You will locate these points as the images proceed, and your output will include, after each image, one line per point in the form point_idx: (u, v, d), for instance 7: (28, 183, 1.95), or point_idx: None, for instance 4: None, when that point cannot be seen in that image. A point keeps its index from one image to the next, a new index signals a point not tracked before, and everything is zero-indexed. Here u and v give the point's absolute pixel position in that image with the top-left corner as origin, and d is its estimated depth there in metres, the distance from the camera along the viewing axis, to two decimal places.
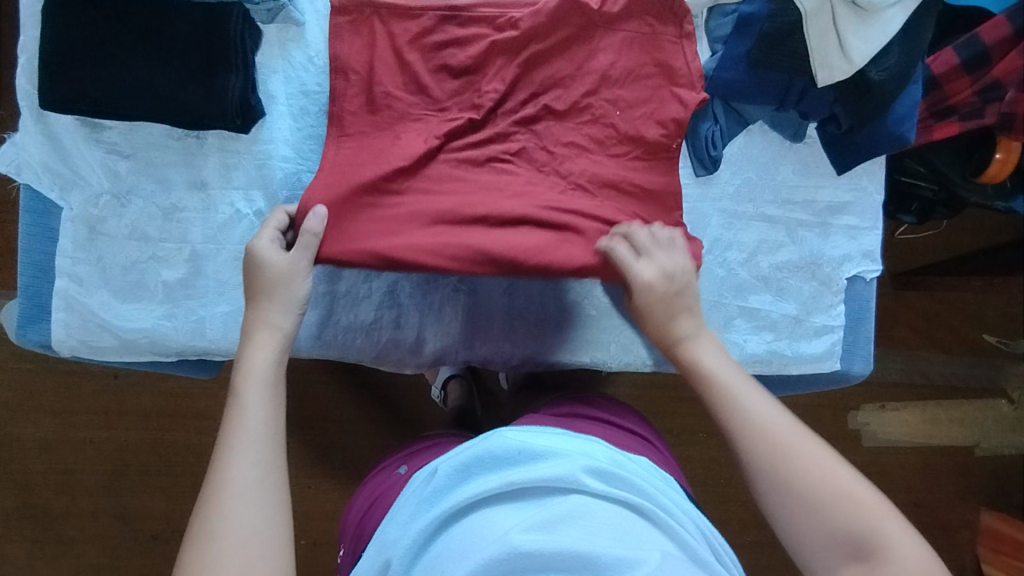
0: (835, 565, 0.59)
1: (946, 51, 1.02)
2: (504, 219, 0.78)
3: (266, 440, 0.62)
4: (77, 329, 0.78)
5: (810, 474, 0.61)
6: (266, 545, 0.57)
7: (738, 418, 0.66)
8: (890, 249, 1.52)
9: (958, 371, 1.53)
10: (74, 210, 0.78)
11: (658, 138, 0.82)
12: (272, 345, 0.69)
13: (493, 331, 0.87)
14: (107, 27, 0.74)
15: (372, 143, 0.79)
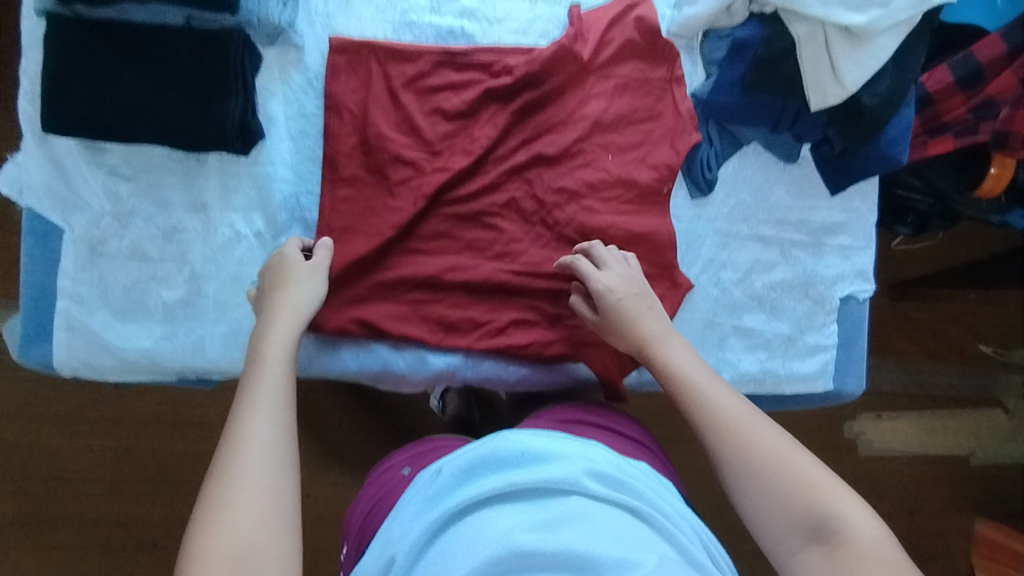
0: (796, 548, 0.60)
1: (941, 68, 1.06)
2: (487, 275, 0.86)
3: (281, 406, 0.65)
4: (77, 349, 0.79)
5: (769, 459, 0.64)
6: (277, 501, 0.58)
7: (706, 413, 0.70)
8: (885, 259, 1.53)
9: (953, 382, 1.54)
10: (76, 232, 0.79)
11: (650, 182, 0.89)
12: (293, 323, 0.74)
13: (496, 352, 0.88)
14: (111, 54, 0.75)
15: (363, 190, 0.85)
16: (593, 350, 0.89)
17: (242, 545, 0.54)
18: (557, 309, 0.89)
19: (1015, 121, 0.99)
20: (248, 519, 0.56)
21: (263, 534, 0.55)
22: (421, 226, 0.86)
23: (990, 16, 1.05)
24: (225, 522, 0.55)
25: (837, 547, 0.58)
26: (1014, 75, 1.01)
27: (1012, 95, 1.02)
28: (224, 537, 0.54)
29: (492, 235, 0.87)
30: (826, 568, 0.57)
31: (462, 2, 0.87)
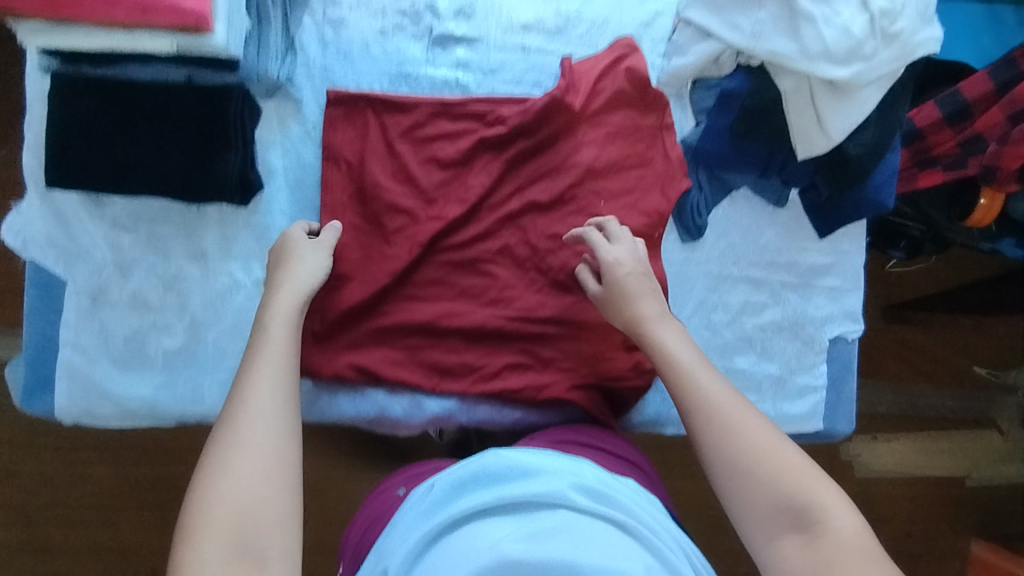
0: (774, 533, 0.62)
1: (929, 104, 1.09)
2: (481, 321, 0.88)
3: (283, 378, 0.67)
4: (79, 397, 0.81)
5: (756, 447, 0.65)
6: (276, 472, 0.60)
7: (695, 398, 0.69)
8: (878, 282, 1.53)
9: (948, 403, 1.55)
10: (78, 283, 0.81)
11: (642, 227, 0.89)
12: (297, 292, 0.74)
13: (491, 397, 0.89)
14: (113, 111, 0.77)
15: (359, 239, 0.86)
16: (586, 391, 0.90)
17: (241, 512, 0.57)
18: (550, 353, 0.90)
19: (1004, 156, 1.00)
20: (248, 487, 0.58)
21: (262, 503, 0.58)
22: (416, 273, 0.88)
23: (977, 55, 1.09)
24: (229, 484, 0.58)
25: (818, 537, 0.60)
26: (1002, 111, 1.02)
27: (998, 132, 1.04)
28: (225, 504, 0.57)
29: (486, 281, 0.89)
30: (805, 555, 0.60)
31: (456, 53, 0.89)
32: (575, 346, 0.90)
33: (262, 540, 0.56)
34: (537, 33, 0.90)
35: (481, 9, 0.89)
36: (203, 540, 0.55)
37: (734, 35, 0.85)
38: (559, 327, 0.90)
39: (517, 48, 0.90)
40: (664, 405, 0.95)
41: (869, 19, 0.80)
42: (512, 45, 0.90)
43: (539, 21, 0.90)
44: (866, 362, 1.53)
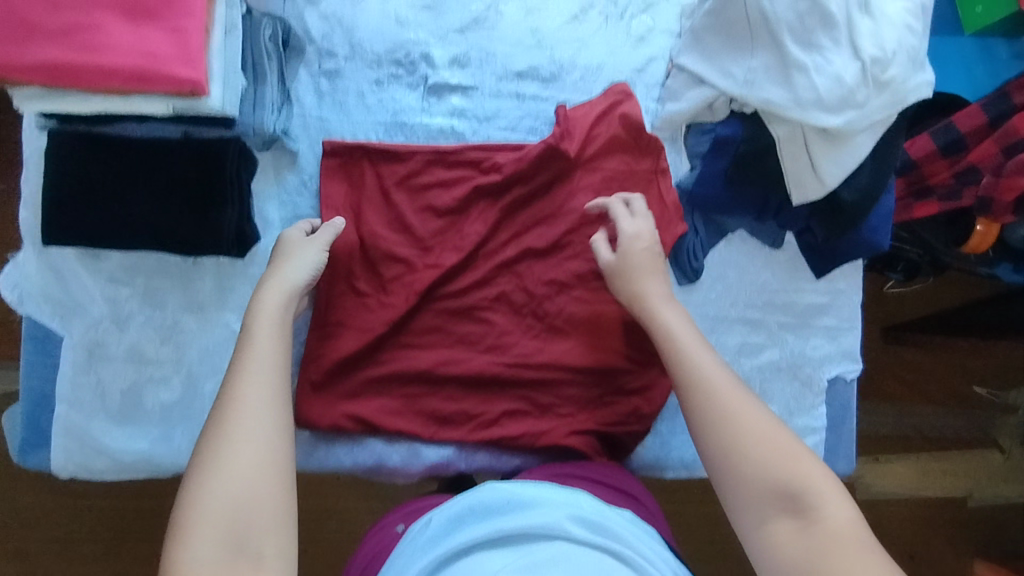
0: (767, 515, 0.61)
1: (923, 136, 1.08)
2: (478, 369, 0.87)
3: (274, 376, 0.66)
4: (75, 453, 0.81)
5: (751, 429, 0.65)
6: (269, 470, 0.60)
7: (695, 382, 0.69)
8: (877, 303, 1.53)
9: (950, 424, 1.55)
10: (75, 338, 0.81)
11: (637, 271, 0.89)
12: (283, 293, 0.73)
13: (489, 444, 0.89)
14: (109, 168, 0.77)
15: (356, 287, 0.87)
16: (586, 436, 0.89)
17: (234, 510, 0.57)
18: (548, 399, 0.90)
19: (1000, 188, 0.99)
20: (242, 485, 0.58)
21: (256, 502, 0.58)
22: (412, 321, 0.88)
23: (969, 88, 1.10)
24: (220, 484, 0.58)
25: (812, 521, 0.58)
26: (995, 143, 1.01)
27: (994, 162, 1.03)
28: (216, 502, 0.56)
29: (483, 328, 0.89)
30: (798, 539, 0.58)
31: (451, 102, 0.89)
32: (572, 391, 0.90)
33: (256, 539, 0.56)
34: (532, 80, 0.91)
35: (475, 58, 0.90)
36: (195, 539, 0.55)
37: (727, 82, 0.85)
38: (556, 373, 0.89)
39: (512, 95, 0.90)
40: (663, 449, 0.94)
41: (860, 67, 0.80)
42: (507, 92, 0.90)
43: (533, 68, 0.91)
44: (867, 384, 1.52)
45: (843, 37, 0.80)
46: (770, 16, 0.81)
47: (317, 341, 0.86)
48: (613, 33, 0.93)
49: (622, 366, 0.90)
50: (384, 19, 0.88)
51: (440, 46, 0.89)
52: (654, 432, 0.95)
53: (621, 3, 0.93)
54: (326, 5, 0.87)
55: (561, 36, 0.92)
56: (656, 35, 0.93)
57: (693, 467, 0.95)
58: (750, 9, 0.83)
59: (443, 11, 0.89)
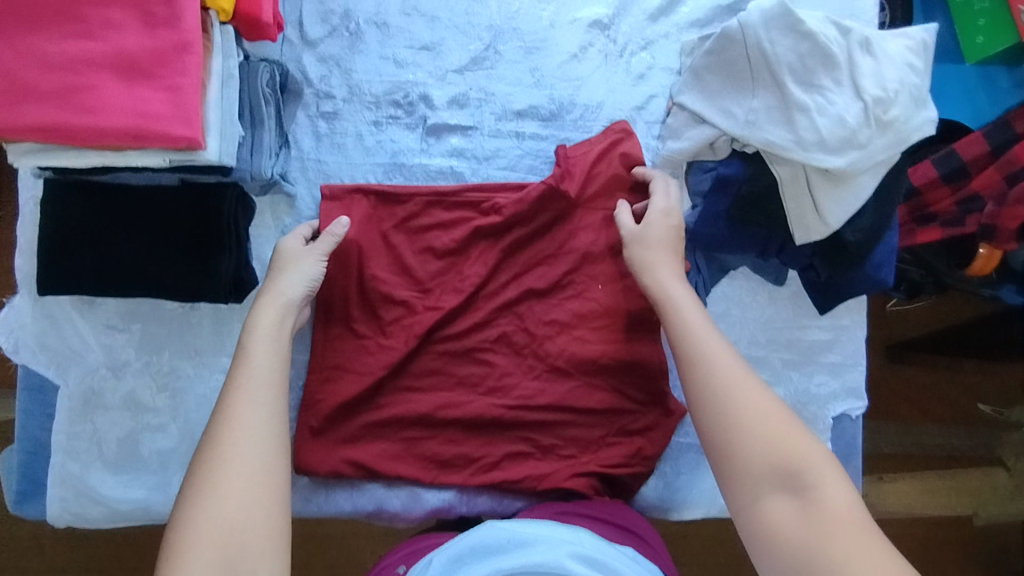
0: (764, 493, 0.60)
1: (925, 163, 1.07)
2: (479, 412, 0.86)
3: (270, 393, 0.66)
4: (71, 503, 0.80)
5: (752, 408, 0.64)
6: (264, 490, 0.60)
7: (698, 363, 0.69)
8: (878, 320, 1.45)
9: (954, 442, 1.44)
10: (71, 387, 0.80)
11: (640, 309, 0.89)
12: (281, 306, 0.73)
13: (490, 487, 0.88)
14: (106, 216, 0.76)
15: (355, 328, 0.86)
16: (588, 477, 0.87)
17: (229, 528, 0.56)
18: (551, 441, 0.88)
19: (1002, 217, 0.99)
20: (238, 504, 0.58)
21: (251, 521, 0.58)
22: (411, 364, 0.87)
23: (972, 115, 1.10)
24: (214, 505, 0.57)
25: (810, 502, 0.58)
26: (998, 172, 1.01)
27: (996, 191, 1.02)
28: (213, 519, 0.56)
29: (484, 370, 0.88)
30: (795, 518, 0.58)
31: (451, 142, 0.89)
32: (574, 432, 0.88)
33: (251, 558, 0.56)
34: (531, 119, 0.90)
35: (474, 98, 0.89)
36: (190, 557, 0.55)
37: (728, 122, 0.84)
38: (559, 416, 0.88)
39: (511, 134, 0.90)
40: (667, 489, 0.94)
41: (862, 107, 0.80)
42: (506, 131, 0.90)
43: (533, 107, 0.90)
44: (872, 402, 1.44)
45: (844, 77, 0.81)
46: (770, 56, 0.81)
47: (317, 384, 0.85)
48: (613, 71, 0.92)
49: (625, 406, 0.89)
50: (382, 60, 0.88)
51: (439, 86, 0.89)
52: (659, 473, 0.94)
53: (620, 41, 0.93)
54: (324, 48, 0.87)
55: (560, 74, 0.91)
56: (656, 73, 0.93)
57: (697, 507, 0.94)
58: (750, 49, 0.83)
59: (441, 51, 0.89)
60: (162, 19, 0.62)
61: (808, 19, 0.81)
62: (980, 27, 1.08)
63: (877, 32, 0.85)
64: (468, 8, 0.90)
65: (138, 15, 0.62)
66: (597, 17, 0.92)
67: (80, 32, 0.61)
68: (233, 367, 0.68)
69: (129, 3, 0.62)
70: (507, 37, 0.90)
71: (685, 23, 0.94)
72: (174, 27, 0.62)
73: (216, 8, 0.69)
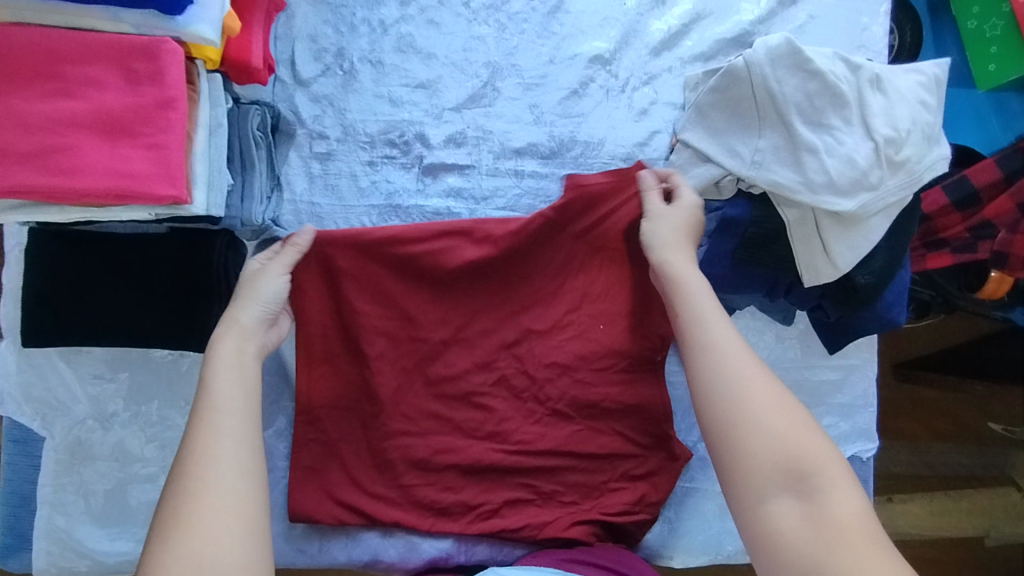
0: (770, 495, 0.55)
1: (935, 189, 1.01)
2: (476, 457, 0.81)
3: (240, 417, 0.60)
4: (57, 557, 0.78)
5: (759, 398, 0.59)
6: (241, 520, 0.54)
7: (707, 352, 0.63)
8: (886, 341, 1.39)
9: (962, 462, 1.36)
10: (57, 438, 0.78)
11: (644, 351, 0.85)
12: (244, 331, 0.68)
13: (490, 537, 0.83)
14: (90, 265, 0.74)
15: (341, 366, 0.83)
16: (589, 525, 0.82)
17: (203, 562, 0.51)
18: (551, 487, 0.83)
19: (1015, 245, 0.94)
20: (213, 535, 0.52)
21: (227, 554, 0.52)
22: (403, 405, 0.81)
23: (983, 141, 1.07)
24: (188, 543, 0.51)
25: (819, 508, 0.53)
26: (1011, 199, 0.97)
27: (1010, 219, 0.97)
28: (189, 555, 0.51)
29: (483, 415, 0.83)
30: (802, 525, 0.53)
31: (447, 181, 0.86)
32: (575, 478, 0.83)
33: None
34: (531, 157, 0.88)
35: (472, 136, 0.87)
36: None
37: (734, 162, 0.81)
38: (562, 462, 0.83)
39: (510, 172, 0.87)
40: (672, 534, 0.90)
41: (873, 147, 0.77)
42: (505, 170, 0.87)
43: (532, 145, 0.88)
44: (881, 422, 1.38)
45: (854, 116, 0.78)
46: (777, 95, 0.79)
47: (304, 428, 0.82)
48: (614, 107, 0.90)
49: (629, 451, 0.84)
50: (377, 99, 0.86)
51: (436, 125, 0.86)
52: (663, 518, 0.91)
53: (622, 76, 0.91)
54: (317, 87, 0.85)
55: (560, 111, 0.89)
56: (659, 108, 0.90)
57: (703, 554, 0.91)
58: (756, 87, 0.80)
59: (437, 89, 0.87)
60: (144, 76, 0.62)
61: (815, 57, 0.79)
62: (992, 55, 1.04)
63: (887, 68, 0.83)
64: (466, 43, 0.88)
65: (119, 72, 0.62)
66: (598, 52, 0.90)
67: (61, 91, 0.61)
68: (206, 377, 0.63)
69: (110, 59, 0.62)
70: (506, 74, 0.88)
71: (688, 57, 0.92)
72: (157, 84, 0.62)
73: (203, 57, 0.67)
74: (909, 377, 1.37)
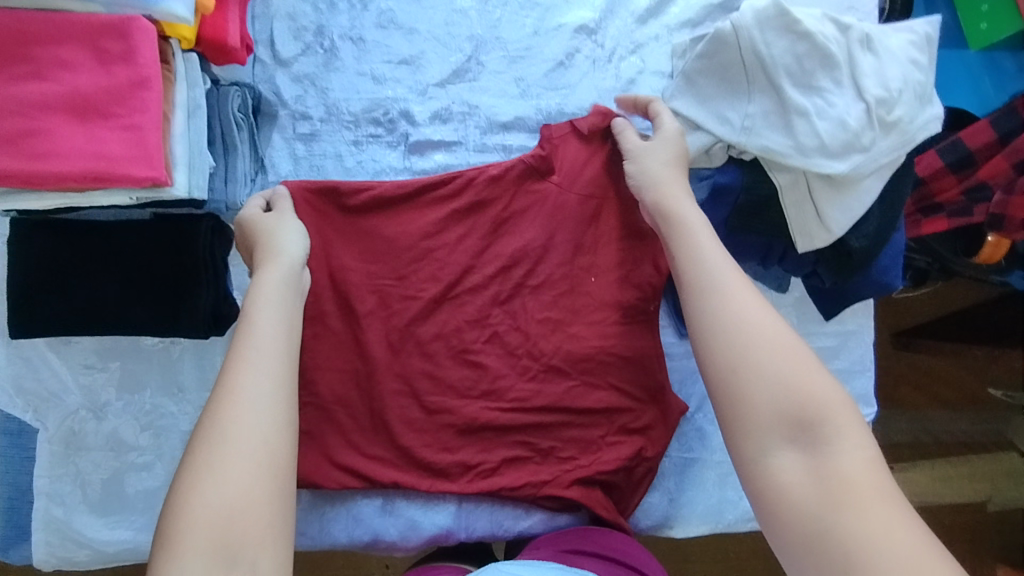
0: (773, 448, 0.54)
1: (930, 153, 1.00)
2: (469, 415, 0.79)
3: (275, 365, 0.58)
4: (57, 548, 0.77)
5: (762, 346, 0.57)
6: (268, 470, 0.52)
7: (710, 300, 0.62)
8: (884, 311, 1.39)
9: (965, 429, 1.38)
10: (51, 430, 0.78)
11: (635, 301, 0.83)
12: (283, 271, 0.66)
13: (488, 498, 0.82)
14: (74, 253, 0.73)
15: (331, 326, 0.80)
16: (587, 487, 0.81)
17: (226, 514, 0.49)
18: (549, 443, 0.81)
19: (1011, 206, 0.91)
20: (239, 486, 0.51)
21: (252, 505, 0.50)
22: (396, 363, 0.80)
23: (977, 102, 1.04)
24: (215, 489, 0.50)
25: (821, 460, 0.53)
26: (1006, 160, 0.95)
27: (1005, 179, 0.96)
28: (214, 503, 0.50)
29: (476, 373, 0.81)
30: (802, 475, 0.53)
31: (435, 158, 0.85)
32: (574, 433, 0.82)
33: (253, 548, 0.49)
34: (518, 131, 0.87)
35: (458, 112, 0.86)
36: (186, 543, 0.48)
37: (723, 129, 0.80)
38: (559, 420, 0.81)
39: (498, 148, 0.86)
40: (673, 506, 0.90)
41: (865, 109, 0.76)
42: (493, 146, 0.86)
43: (520, 119, 0.86)
44: (882, 390, 1.38)
45: (844, 78, 0.77)
46: (766, 59, 0.78)
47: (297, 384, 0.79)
48: (602, 77, 0.89)
49: (625, 404, 0.82)
50: (360, 77, 0.85)
51: (420, 101, 0.85)
52: (662, 488, 0.90)
53: (608, 46, 0.89)
54: (298, 66, 0.84)
55: (546, 83, 0.88)
56: (646, 77, 0.89)
57: (703, 523, 0.90)
58: (744, 52, 0.79)
59: (421, 64, 0.86)
60: (115, 56, 0.61)
61: (804, 18, 0.78)
62: (984, 13, 1.02)
63: (878, 28, 0.81)
64: (448, 17, 0.87)
65: (90, 52, 0.61)
66: (584, 22, 0.89)
67: (34, 74, 0.60)
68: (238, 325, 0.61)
69: (80, 39, 0.61)
70: (490, 47, 0.87)
71: (676, 24, 0.90)
72: (129, 63, 0.61)
73: (176, 36, 0.65)
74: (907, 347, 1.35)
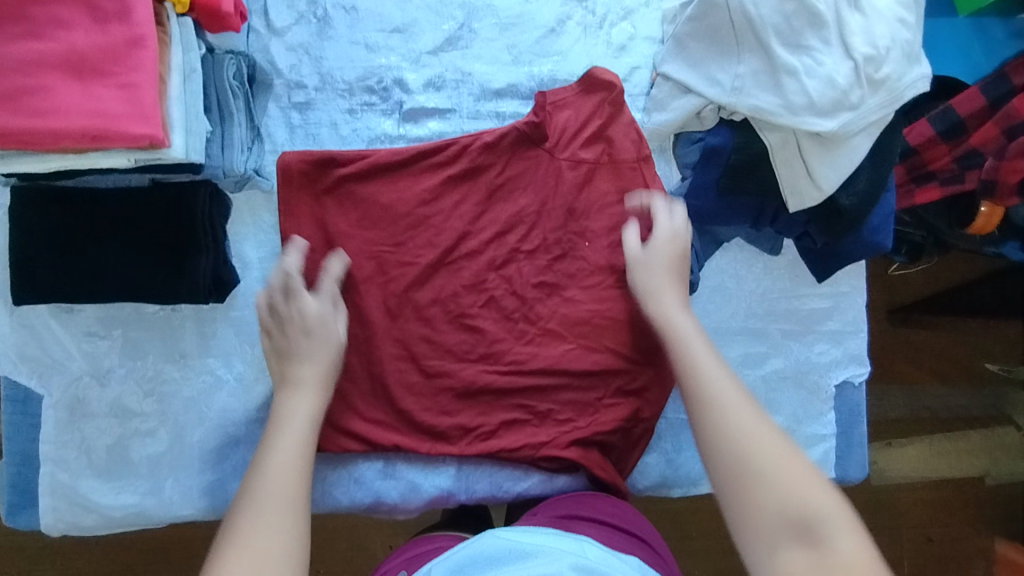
0: (780, 547, 0.56)
1: (921, 122, 1.00)
2: (467, 378, 0.81)
3: (295, 484, 0.63)
4: (64, 512, 0.79)
5: (757, 448, 0.61)
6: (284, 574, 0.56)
7: (708, 410, 0.65)
8: (879, 286, 1.39)
9: (962, 402, 1.39)
10: (55, 397, 0.79)
11: None
12: (309, 395, 0.71)
13: (487, 461, 0.83)
14: (75, 220, 0.74)
15: None
16: (584, 448, 0.82)
17: None
18: (547, 406, 0.82)
19: (1003, 171, 0.93)
20: None
21: None
22: (394, 329, 0.81)
23: (965, 69, 1.05)
24: None
25: (824, 553, 0.55)
26: (997, 125, 0.95)
27: (997, 145, 0.96)
28: None
29: (473, 337, 0.82)
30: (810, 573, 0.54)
31: (429, 126, 0.86)
32: (570, 396, 0.82)
33: None
34: (512, 98, 0.87)
35: (451, 79, 0.87)
36: None
37: (714, 91, 0.81)
38: (556, 381, 0.82)
39: (491, 115, 0.87)
40: (671, 467, 0.91)
41: (853, 67, 0.77)
42: (486, 112, 0.87)
43: (512, 86, 0.87)
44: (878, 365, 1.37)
45: (832, 36, 0.78)
46: (754, 19, 0.79)
47: None
48: (593, 44, 0.90)
49: (620, 365, 0.83)
50: (353, 46, 0.86)
51: (414, 69, 0.86)
52: (659, 449, 0.91)
53: (599, 13, 0.90)
54: (291, 36, 0.85)
55: (537, 50, 0.88)
56: (638, 43, 0.90)
57: (701, 483, 0.92)
58: (732, 13, 0.80)
59: (413, 32, 0.87)
60: (111, 15, 0.63)
61: None
62: None
63: None
64: None
65: (86, 12, 0.62)
66: None
67: (30, 33, 0.61)
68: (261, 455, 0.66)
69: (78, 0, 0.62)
70: (481, 15, 0.88)
71: None
72: (124, 23, 0.63)
73: None
74: (903, 321, 1.36)
